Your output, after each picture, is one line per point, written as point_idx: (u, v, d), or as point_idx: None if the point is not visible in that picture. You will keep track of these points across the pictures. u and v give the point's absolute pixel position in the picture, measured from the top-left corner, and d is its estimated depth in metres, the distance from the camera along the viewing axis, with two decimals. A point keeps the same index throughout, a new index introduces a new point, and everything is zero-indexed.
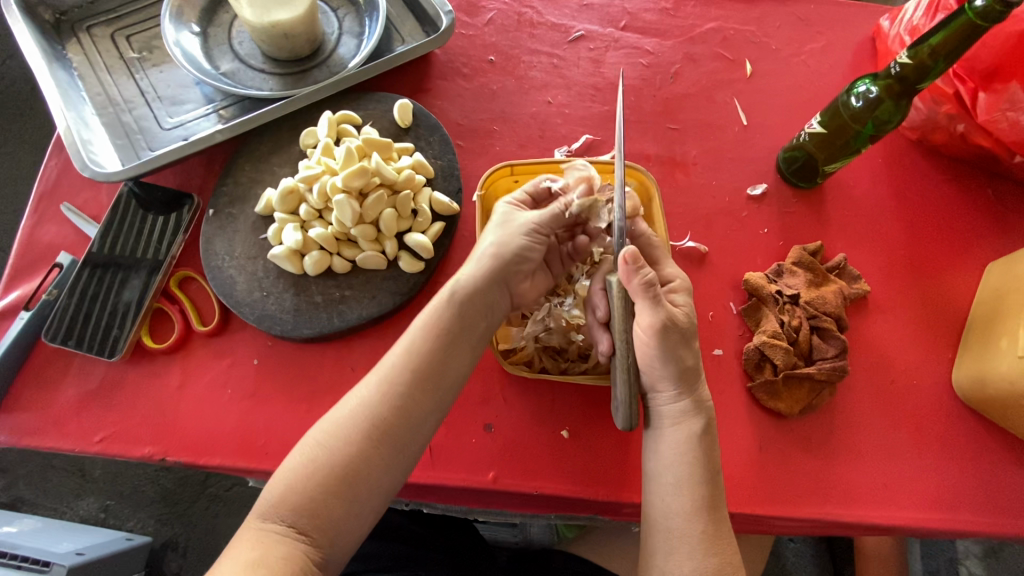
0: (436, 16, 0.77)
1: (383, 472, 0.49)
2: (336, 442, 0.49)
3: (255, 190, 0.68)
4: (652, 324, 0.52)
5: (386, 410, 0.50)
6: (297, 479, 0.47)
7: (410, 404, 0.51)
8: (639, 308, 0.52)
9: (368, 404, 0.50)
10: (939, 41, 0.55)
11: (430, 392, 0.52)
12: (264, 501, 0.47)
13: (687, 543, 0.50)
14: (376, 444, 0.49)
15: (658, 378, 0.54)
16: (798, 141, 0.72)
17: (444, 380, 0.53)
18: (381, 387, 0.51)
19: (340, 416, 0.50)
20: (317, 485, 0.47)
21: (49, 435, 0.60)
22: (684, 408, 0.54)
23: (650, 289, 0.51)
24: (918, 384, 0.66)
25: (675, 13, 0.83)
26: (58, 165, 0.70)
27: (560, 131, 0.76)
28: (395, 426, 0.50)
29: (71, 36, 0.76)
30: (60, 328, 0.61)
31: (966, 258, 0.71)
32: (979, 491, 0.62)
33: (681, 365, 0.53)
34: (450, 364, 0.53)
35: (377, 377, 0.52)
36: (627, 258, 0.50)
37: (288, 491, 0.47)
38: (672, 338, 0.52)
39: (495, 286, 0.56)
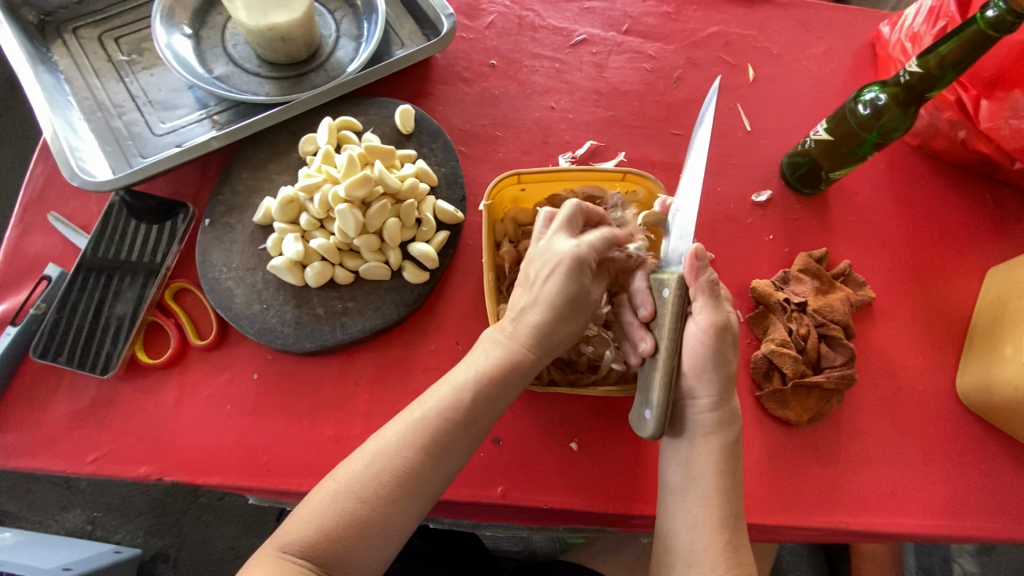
0: (436, 19, 0.75)
1: (402, 516, 0.48)
2: (359, 484, 0.48)
3: (253, 199, 0.66)
4: (713, 323, 0.51)
5: (413, 457, 0.49)
6: (320, 517, 0.47)
7: (439, 450, 0.49)
8: (699, 307, 0.51)
9: (395, 446, 0.49)
10: (948, 50, 0.55)
11: (462, 439, 0.50)
12: (286, 532, 0.47)
13: (710, 555, 0.50)
14: (398, 489, 0.48)
15: (701, 384, 0.53)
16: (803, 148, 0.71)
17: (475, 427, 0.51)
18: (410, 433, 0.49)
19: (366, 458, 0.49)
20: (338, 526, 0.47)
21: (39, 455, 0.58)
22: (720, 418, 0.53)
23: (714, 288, 0.51)
24: (922, 390, 0.66)
25: (676, 17, 0.83)
26: (45, 173, 0.68)
27: (563, 136, 0.75)
28: (419, 473, 0.49)
29: (57, 38, 0.73)
30: (50, 343, 0.59)
31: (968, 264, 0.72)
32: (984, 497, 0.63)
33: (728, 369, 0.52)
34: (489, 412, 0.52)
35: (407, 421, 0.50)
36: (694, 254, 0.49)
37: (308, 527, 0.47)
38: (730, 339, 0.51)
39: (547, 350, 0.54)
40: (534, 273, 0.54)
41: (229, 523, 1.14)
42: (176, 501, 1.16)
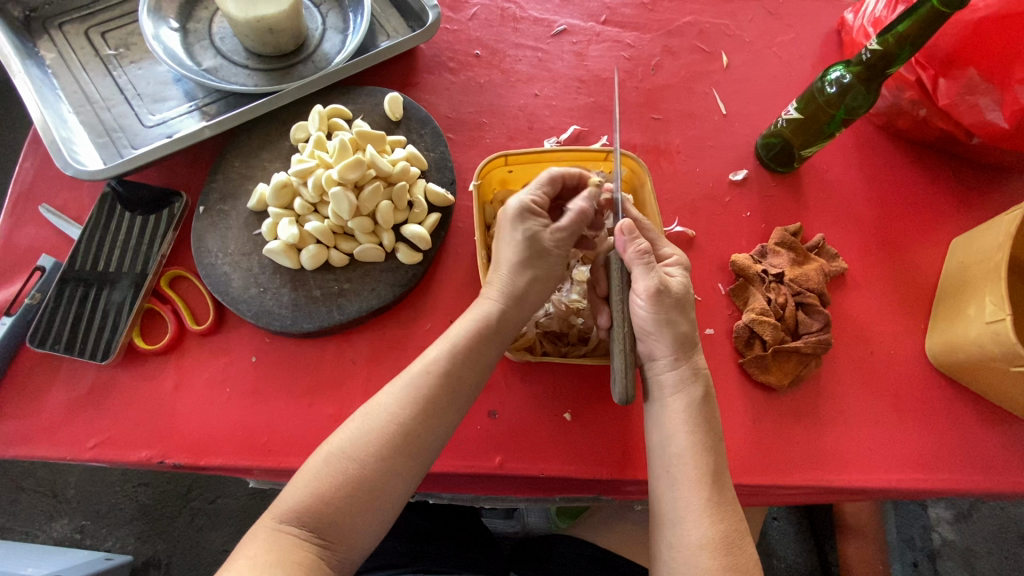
0: (421, 11, 0.77)
1: (401, 478, 0.51)
2: (359, 451, 0.50)
3: (246, 185, 0.68)
4: (649, 291, 0.54)
5: (406, 420, 0.52)
6: (316, 485, 0.49)
7: (430, 414, 0.53)
8: (636, 276, 0.55)
9: (387, 412, 0.52)
10: (905, 28, 0.58)
11: (451, 401, 0.54)
12: (277, 506, 0.48)
13: (693, 511, 0.52)
14: (398, 453, 0.51)
15: (654, 345, 0.56)
16: (775, 128, 0.75)
17: (463, 391, 0.55)
18: (402, 401, 0.52)
19: (362, 425, 0.52)
20: (336, 493, 0.48)
21: (39, 443, 0.58)
22: (681, 376, 0.56)
23: (644, 257, 0.55)
24: (894, 353, 0.70)
25: (653, 8, 0.86)
26: (35, 166, 0.68)
27: (547, 122, 0.77)
28: (414, 435, 0.52)
29: (43, 34, 0.74)
30: (48, 332, 0.60)
31: (933, 234, 0.76)
32: (955, 450, 0.66)
33: (676, 331, 0.55)
34: (477, 375, 0.56)
35: (396, 388, 0.53)
36: (623, 228, 0.55)
37: (307, 498, 0.48)
38: (667, 303, 0.55)
39: (523, 312, 0.59)
40: (507, 241, 0.59)
41: (223, 525, 1.14)
42: (167, 506, 1.14)
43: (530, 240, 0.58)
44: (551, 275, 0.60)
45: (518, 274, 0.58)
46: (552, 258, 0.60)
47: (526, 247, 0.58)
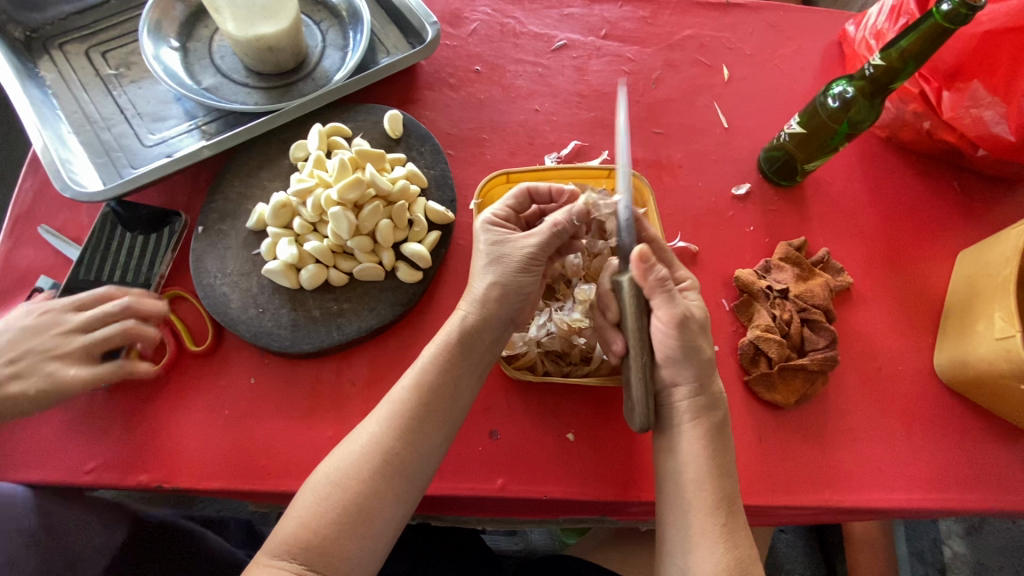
0: (421, 28, 0.77)
1: (395, 504, 0.50)
2: (348, 478, 0.49)
3: (245, 206, 0.67)
4: (670, 318, 0.52)
5: (397, 445, 0.51)
6: (312, 516, 0.48)
7: (418, 437, 0.52)
8: (656, 304, 0.52)
9: (379, 438, 0.51)
10: (908, 44, 0.58)
11: (439, 422, 0.53)
12: (274, 537, 0.48)
13: (706, 538, 0.50)
14: (388, 480, 0.50)
15: (679, 371, 0.54)
16: (778, 142, 0.74)
17: (447, 411, 0.53)
18: (392, 426, 0.51)
19: (351, 450, 0.51)
20: (327, 523, 0.48)
21: (36, 468, 0.58)
22: (704, 403, 0.55)
23: (663, 285, 0.52)
24: (902, 369, 0.69)
25: (653, 22, 0.86)
26: (35, 187, 0.68)
27: (548, 138, 0.77)
28: (406, 460, 0.51)
29: (44, 53, 0.74)
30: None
31: (938, 248, 0.75)
32: (966, 469, 0.65)
33: (698, 357, 0.54)
34: (456, 395, 0.54)
35: (386, 411, 0.53)
36: (640, 256, 0.51)
37: (298, 528, 0.47)
38: (691, 328, 0.53)
39: (498, 325, 0.57)
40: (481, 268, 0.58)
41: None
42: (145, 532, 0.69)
43: (505, 251, 0.57)
44: (529, 291, 0.57)
45: (490, 283, 0.56)
46: (524, 277, 0.57)
47: (496, 257, 0.57)
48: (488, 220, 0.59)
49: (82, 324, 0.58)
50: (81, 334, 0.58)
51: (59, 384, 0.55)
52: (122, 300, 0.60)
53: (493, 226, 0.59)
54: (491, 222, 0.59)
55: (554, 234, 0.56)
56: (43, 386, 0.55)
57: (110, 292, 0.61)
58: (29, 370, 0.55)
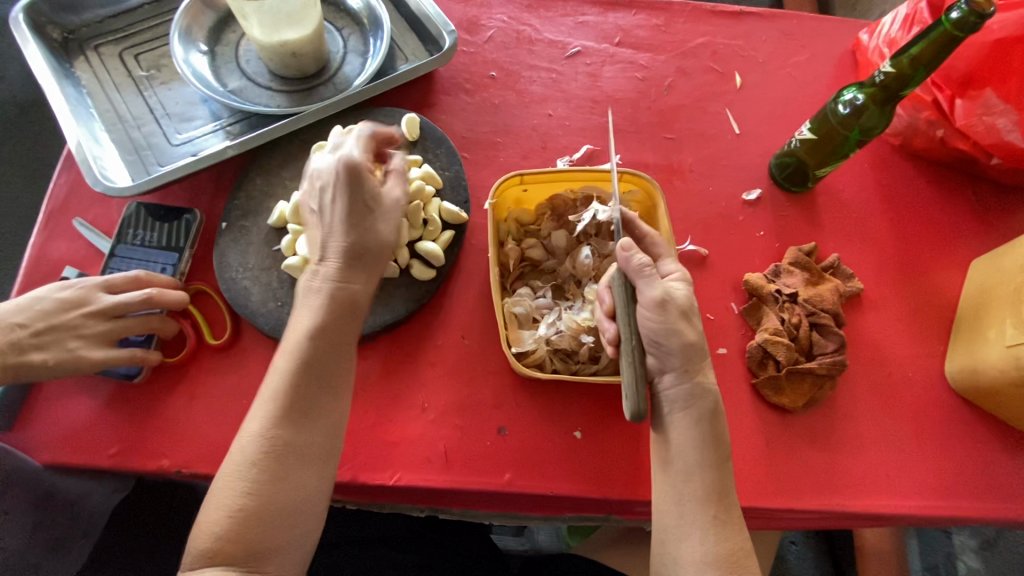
0: (439, 35, 0.79)
1: (310, 487, 0.51)
2: (249, 470, 0.49)
3: (267, 203, 0.70)
4: (652, 301, 0.54)
5: (280, 435, 0.50)
6: (226, 514, 0.48)
7: (304, 418, 0.51)
8: (640, 287, 0.54)
9: (270, 428, 0.50)
10: (918, 51, 0.58)
11: (327, 398, 0.52)
12: (195, 540, 0.48)
13: (699, 528, 0.51)
14: (289, 465, 0.50)
15: (665, 358, 0.55)
16: (789, 148, 0.75)
17: (320, 395, 0.52)
18: (277, 413, 0.50)
19: (251, 451, 0.49)
20: (251, 523, 0.48)
21: (62, 449, 0.60)
22: (689, 392, 0.54)
23: (644, 269, 0.54)
24: (913, 375, 0.69)
25: (666, 30, 0.87)
26: (69, 182, 0.72)
27: (561, 142, 0.79)
28: (294, 447, 0.50)
29: (80, 55, 0.78)
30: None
31: (950, 255, 0.75)
32: (976, 478, 0.64)
33: (685, 341, 0.54)
34: (316, 380, 0.52)
35: (272, 406, 0.51)
36: (623, 245, 0.55)
37: (223, 532, 0.47)
38: (672, 310, 0.54)
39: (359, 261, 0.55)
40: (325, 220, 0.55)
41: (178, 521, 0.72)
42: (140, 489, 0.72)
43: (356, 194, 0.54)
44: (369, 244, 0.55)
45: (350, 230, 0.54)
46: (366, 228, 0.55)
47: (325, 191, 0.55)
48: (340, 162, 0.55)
49: (102, 309, 0.60)
50: (102, 317, 0.60)
51: (76, 364, 0.58)
52: (144, 291, 0.61)
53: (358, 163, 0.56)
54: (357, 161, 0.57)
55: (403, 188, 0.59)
56: (60, 360, 0.58)
57: (140, 277, 0.63)
58: (51, 342, 0.58)
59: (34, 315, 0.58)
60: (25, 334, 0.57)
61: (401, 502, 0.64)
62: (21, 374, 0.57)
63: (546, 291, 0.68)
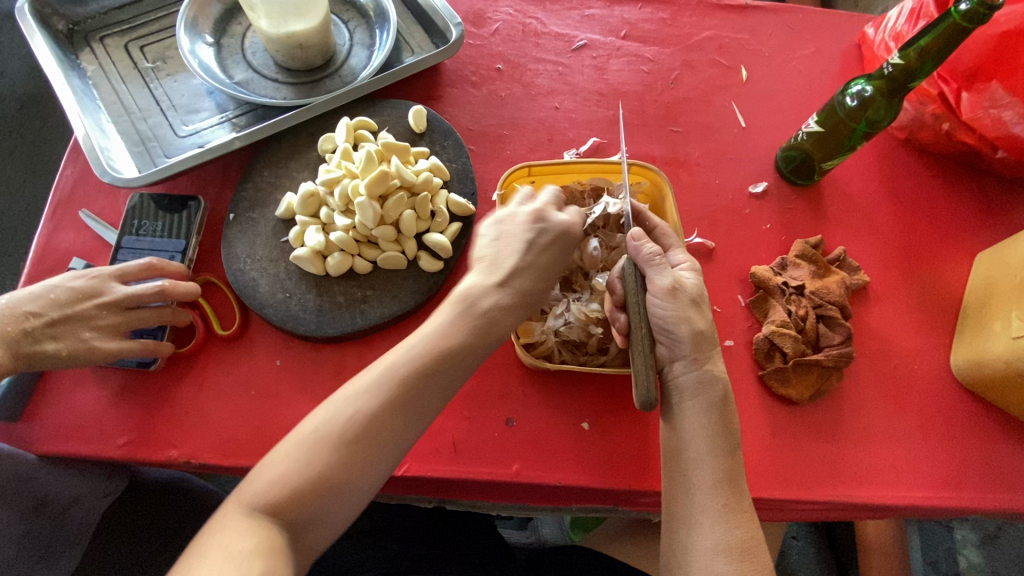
0: (445, 28, 0.79)
1: (378, 467, 0.47)
2: (334, 437, 0.46)
3: (274, 194, 0.70)
4: (664, 288, 0.55)
5: (379, 414, 0.47)
6: (293, 473, 0.45)
7: (407, 408, 0.48)
8: (651, 275, 0.56)
9: (371, 405, 0.47)
10: (927, 43, 0.59)
11: (428, 395, 0.49)
12: (249, 492, 0.45)
13: (709, 516, 0.51)
14: (376, 446, 0.47)
15: (675, 345, 0.55)
16: (795, 141, 0.75)
17: (434, 392, 0.49)
18: (383, 395, 0.47)
19: (337, 411, 0.47)
20: (315, 484, 0.45)
21: (70, 440, 0.60)
22: (699, 378, 0.55)
23: (656, 258, 0.56)
24: (918, 367, 0.69)
25: (672, 23, 0.87)
26: (75, 174, 0.71)
27: (567, 135, 0.79)
28: (385, 431, 0.47)
29: (85, 46, 0.78)
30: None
31: (956, 248, 0.75)
32: (981, 469, 0.65)
33: (694, 328, 0.55)
34: (441, 379, 0.49)
35: (377, 374, 0.49)
36: (634, 235, 0.57)
37: (274, 486, 0.44)
38: (683, 298, 0.55)
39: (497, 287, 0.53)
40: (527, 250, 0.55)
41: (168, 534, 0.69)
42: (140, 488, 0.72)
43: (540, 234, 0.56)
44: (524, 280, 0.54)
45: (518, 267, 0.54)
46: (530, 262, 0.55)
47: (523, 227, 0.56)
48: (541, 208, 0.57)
49: (115, 300, 0.60)
50: (115, 308, 0.60)
51: (92, 354, 0.58)
52: (157, 283, 0.61)
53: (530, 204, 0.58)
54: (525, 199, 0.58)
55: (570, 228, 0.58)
56: (73, 351, 0.57)
57: (153, 264, 0.63)
58: (64, 332, 0.58)
59: (46, 305, 0.58)
60: (40, 322, 0.57)
61: (410, 493, 0.65)
62: (34, 363, 0.56)
63: (554, 283, 0.68)
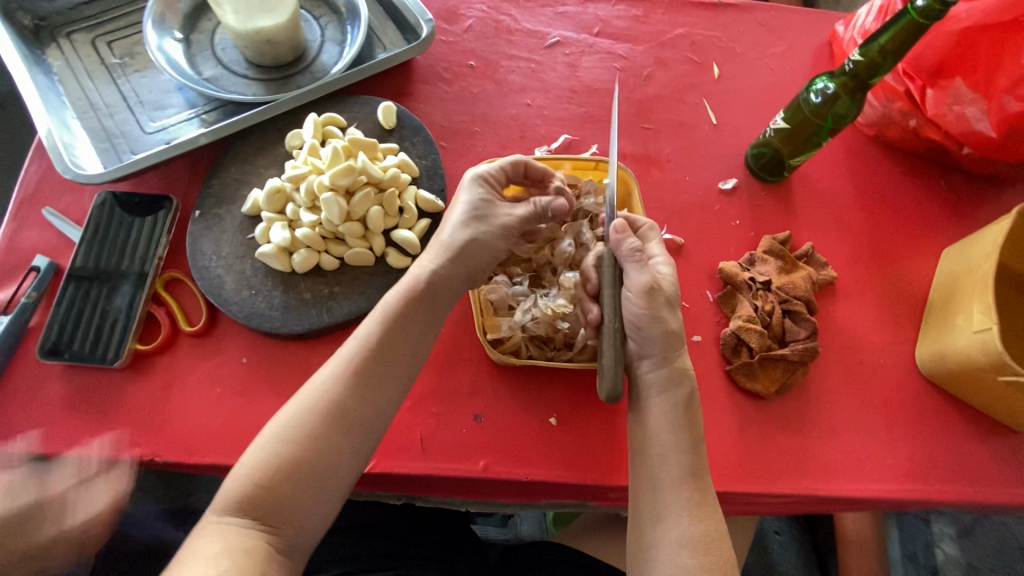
0: (416, 24, 0.79)
1: (348, 453, 0.50)
2: (299, 431, 0.49)
3: (241, 191, 0.70)
4: (641, 287, 0.54)
5: (344, 394, 0.50)
6: (260, 470, 0.47)
7: (370, 386, 0.52)
8: (629, 271, 0.56)
9: (328, 394, 0.50)
10: (886, 40, 0.59)
11: (390, 377, 0.53)
12: (222, 496, 0.47)
13: (674, 510, 0.51)
14: (343, 429, 0.50)
15: (645, 344, 0.55)
16: (764, 137, 0.76)
17: (397, 366, 0.53)
18: (342, 377, 0.51)
19: (301, 405, 0.50)
20: (288, 475, 0.47)
21: (30, 440, 0.60)
22: (669, 376, 0.55)
23: (637, 253, 0.56)
24: (884, 361, 0.70)
25: (646, 20, 0.87)
26: (39, 171, 0.71)
27: (539, 132, 0.79)
28: (351, 410, 0.50)
29: (51, 42, 0.77)
30: (59, 337, 0.61)
31: (923, 243, 0.76)
32: (945, 461, 0.66)
33: (665, 328, 0.55)
34: (403, 356, 0.54)
35: (336, 366, 0.52)
36: (618, 227, 0.57)
37: (247, 481, 0.47)
38: (659, 300, 0.55)
39: (464, 275, 0.57)
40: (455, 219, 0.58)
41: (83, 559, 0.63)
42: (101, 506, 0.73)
43: (489, 211, 0.58)
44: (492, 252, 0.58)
45: (471, 238, 0.56)
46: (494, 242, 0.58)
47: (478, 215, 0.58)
48: (477, 176, 0.60)
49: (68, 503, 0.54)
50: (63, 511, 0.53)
51: (42, 490, 0.53)
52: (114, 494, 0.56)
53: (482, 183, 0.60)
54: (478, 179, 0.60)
55: (534, 212, 0.60)
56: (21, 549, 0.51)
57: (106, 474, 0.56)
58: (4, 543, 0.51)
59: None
60: None
61: (378, 490, 0.65)
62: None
63: (522, 278, 0.67)
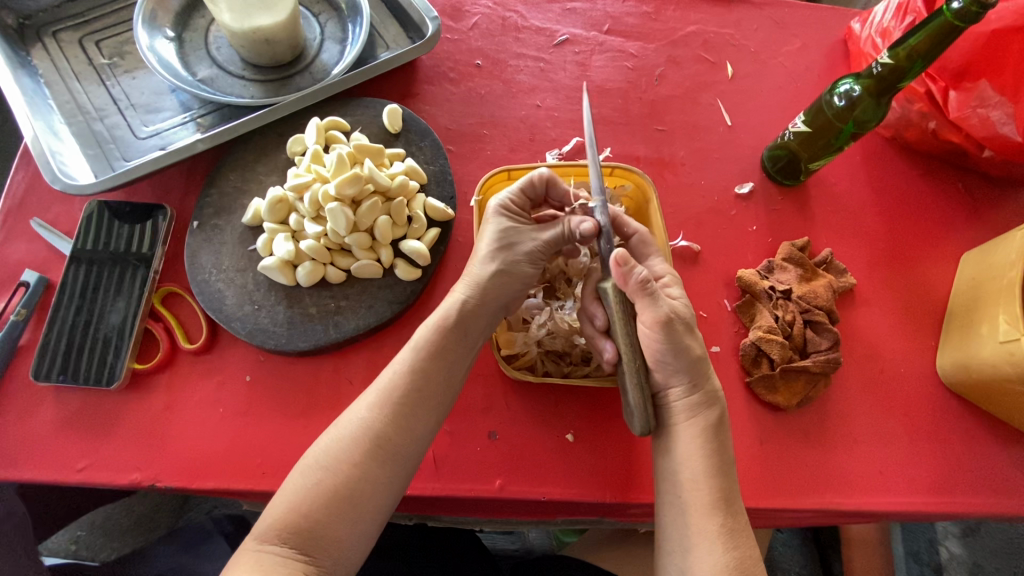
0: (421, 22, 0.76)
1: (385, 489, 0.48)
2: (339, 462, 0.47)
3: (241, 200, 0.66)
4: (654, 321, 0.51)
5: (385, 424, 0.49)
6: (301, 499, 0.46)
7: (410, 418, 0.50)
8: (639, 307, 0.52)
9: (370, 423, 0.49)
10: (917, 42, 0.57)
11: (430, 408, 0.51)
12: (262, 524, 0.46)
13: (705, 537, 0.49)
14: (382, 463, 0.48)
15: (669, 373, 0.54)
16: (782, 140, 0.74)
17: (438, 397, 0.52)
18: (382, 407, 0.50)
19: (341, 434, 0.49)
20: (326, 504, 0.46)
21: (24, 465, 0.57)
22: (696, 402, 0.54)
23: (646, 288, 0.51)
24: (905, 370, 0.68)
25: (657, 17, 0.84)
26: (27, 179, 0.67)
27: (549, 134, 0.76)
28: (391, 442, 0.49)
29: (36, 41, 0.73)
30: (51, 365, 0.58)
31: (942, 248, 0.74)
32: (968, 472, 0.64)
33: (687, 359, 0.53)
34: (444, 387, 0.53)
35: (375, 395, 0.51)
36: (618, 260, 0.50)
37: (287, 511, 0.45)
38: (676, 330, 0.52)
39: (495, 308, 0.56)
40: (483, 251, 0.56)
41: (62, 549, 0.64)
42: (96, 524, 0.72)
43: (514, 238, 0.57)
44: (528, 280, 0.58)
45: (495, 267, 0.55)
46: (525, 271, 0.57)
47: (506, 244, 0.56)
48: (498, 206, 0.58)
49: None
50: None
51: None
52: None
53: (505, 214, 0.58)
54: (500, 209, 0.57)
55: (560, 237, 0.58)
56: None
57: None
58: None
59: None
60: None
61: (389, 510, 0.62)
62: None
63: (537, 291, 0.66)
